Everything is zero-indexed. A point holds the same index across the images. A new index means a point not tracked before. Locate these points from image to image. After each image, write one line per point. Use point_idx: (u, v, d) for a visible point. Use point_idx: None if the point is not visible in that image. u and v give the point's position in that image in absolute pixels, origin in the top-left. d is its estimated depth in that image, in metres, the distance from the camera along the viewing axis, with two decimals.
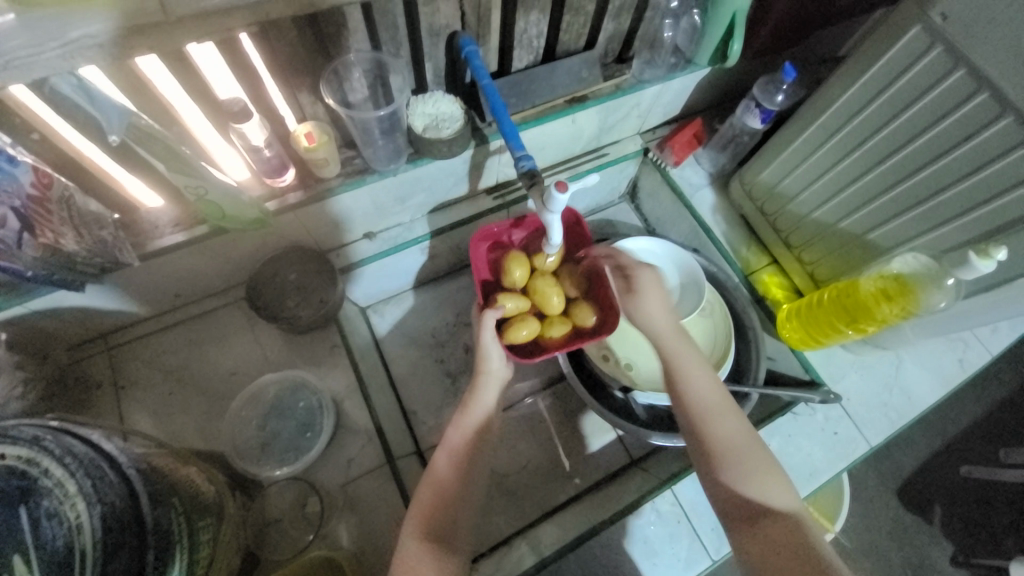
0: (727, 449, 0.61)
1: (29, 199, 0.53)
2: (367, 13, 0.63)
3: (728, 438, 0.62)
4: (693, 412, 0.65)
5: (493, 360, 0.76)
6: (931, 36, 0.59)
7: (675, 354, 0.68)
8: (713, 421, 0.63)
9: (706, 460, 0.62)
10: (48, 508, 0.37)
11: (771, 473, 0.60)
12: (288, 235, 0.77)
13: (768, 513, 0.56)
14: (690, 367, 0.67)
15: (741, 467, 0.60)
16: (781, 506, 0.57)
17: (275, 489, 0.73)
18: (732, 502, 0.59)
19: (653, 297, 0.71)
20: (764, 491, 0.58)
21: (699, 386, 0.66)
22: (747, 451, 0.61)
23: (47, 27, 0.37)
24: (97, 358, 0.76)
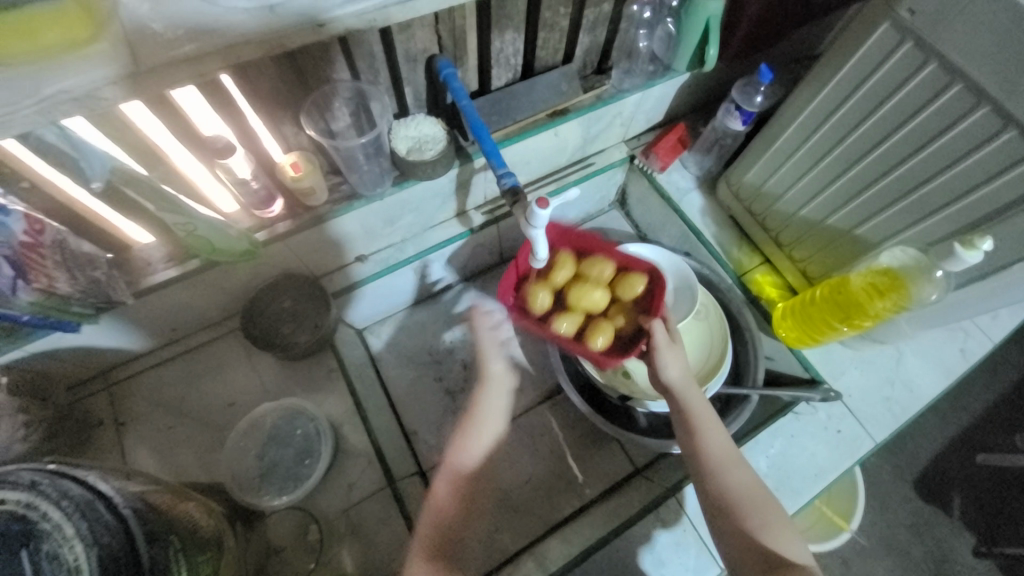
0: (744, 501, 0.63)
1: (21, 247, 0.55)
2: (344, 45, 0.64)
3: (743, 489, 0.64)
4: (710, 462, 0.65)
5: (494, 364, 0.83)
6: (900, 32, 0.60)
7: (695, 405, 0.68)
8: (731, 471, 0.65)
9: (723, 511, 0.63)
10: (48, 551, 0.38)
11: (780, 520, 0.62)
12: (279, 263, 0.78)
13: (789, 564, 0.57)
14: (709, 418, 0.68)
15: (759, 519, 0.61)
16: (794, 557, 0.59)
17: (274, 518, 0.72)
18: (747, 552, 0.59)
19: (676, 352, 0.70)
20: (780, 542, 0.60)
21: (716, 439, 0.66)
22: (761, 502, 0.63)
23: (22, 85, 0.38)
24: (98, 395, 0.77)
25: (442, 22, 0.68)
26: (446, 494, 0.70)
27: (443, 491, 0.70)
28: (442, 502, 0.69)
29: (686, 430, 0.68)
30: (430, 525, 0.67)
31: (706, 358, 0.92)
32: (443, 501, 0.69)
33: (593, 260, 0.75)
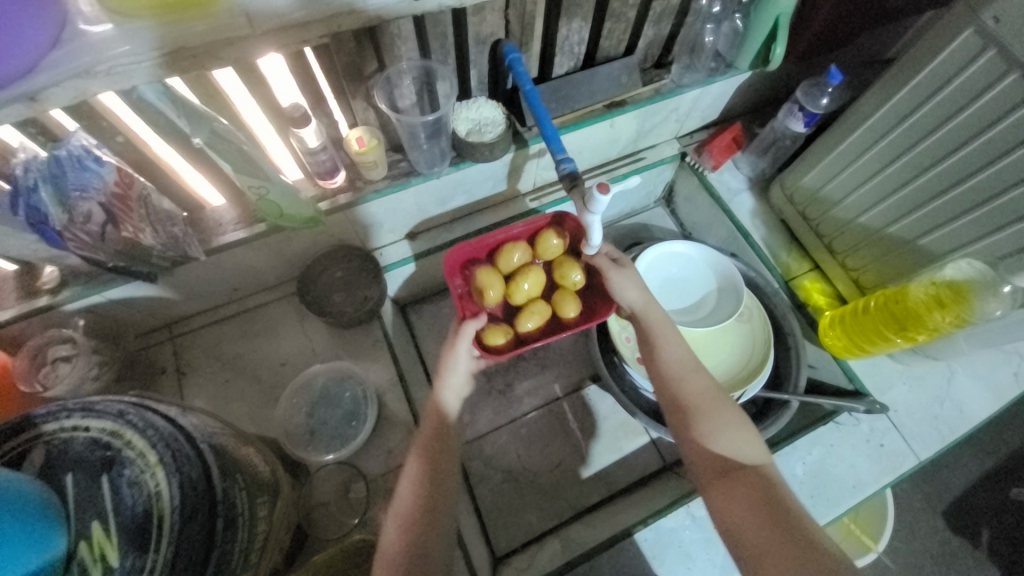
0: (697, 405, 0.65)
1: (114, 197, 0.58)
2: (418, 24, 0.66)
3: (699, 396, 0.65)
4: (666, 377, 0.68)
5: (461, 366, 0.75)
6: (984, 39, 0.58)
7: (653, 325, 0.72)
8: (687, 382, 0.67)
9: (679, 416, 0.65)
10: (130, 476, 0.42)
11: (734, 422, 0.63)
12: (337, 233, 0.81)
13: (741, 467, 0.59)
14: (665, 336, 0.71)
15: (711, 421, 0.63)
16: (747, 459, 0.60)
17: (322, 473, 0.77)
18: (701, 456, 0.62)
19: (629, 275, 0.74)
20: (736, 447, 0.61)
21: (672, 352, 0.69)
22: (718, 409, 0.64)
23: (143, 36, 0.41)
24: (163, 345, 0.82)
25: (513, 6, 0.70)
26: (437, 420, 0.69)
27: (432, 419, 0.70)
28: (434, 424, 0.69)
29: (647, 350, 0.72)
30: (418, 459, 0.66)
31: (745, 361, 0.91)
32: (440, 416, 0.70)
33: (506, 254, 0.81)
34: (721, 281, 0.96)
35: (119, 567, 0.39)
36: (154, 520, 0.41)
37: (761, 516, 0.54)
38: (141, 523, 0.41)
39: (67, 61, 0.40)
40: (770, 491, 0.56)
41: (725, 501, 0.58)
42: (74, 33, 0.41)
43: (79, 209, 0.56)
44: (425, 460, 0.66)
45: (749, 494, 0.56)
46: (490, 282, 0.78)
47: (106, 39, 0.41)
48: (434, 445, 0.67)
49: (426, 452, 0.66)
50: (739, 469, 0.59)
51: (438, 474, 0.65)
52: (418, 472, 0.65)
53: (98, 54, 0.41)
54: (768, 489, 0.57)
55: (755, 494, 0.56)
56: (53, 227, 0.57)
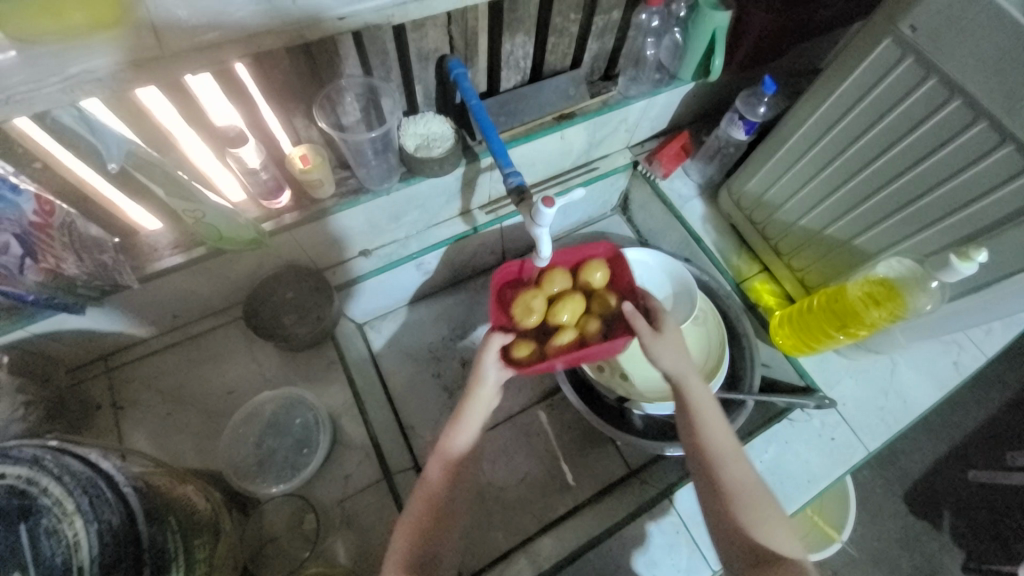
0: (738, 496, 0.62)
1: (31, 226, 0.55)
2: (358, 40, 0.65)
3: (740, 485, 0.63)
4: (706, 457, 0.65)
5: (487, 383, 0.70)
6: (902, 48, 0.61)
7: (695, 397, 0.67)
8: (727, 466, 0.64)
9: (719, 508, 0.63)
10: (46, 526, 0.38)
11: (773, 517, 0.62)
12: (285, 254, 0.79)
13: (778, 560, 0.57)
14: (706, 409, 0.67)
15: (751, 517, 0.61)
16: (784, 552, 0.59)
17: (271, 506, 0.73)
18: (738, 550, 0.60)
19: (671, 341, 0.68)
20: (772, 538, 0.60)
21: (714, 434, 0.66)
22: (756, 498, 0.62)
23: (49, 64, 0.40)
24: (97, 379, 0.77)
25: (455, 22, 0.70)
26: (434, 484, 0.66)
27: (432, 480, 0.66)
28: (428, 492, 0.65)
29: (684, 423, 0.67)
30: (423, 496, 0.65)
31: (703, 364, 0.92)
32: (434, 487, 0.66)
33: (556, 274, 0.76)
34: (676, 287, 0.98)
35: None
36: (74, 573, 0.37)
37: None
38: None
39: None
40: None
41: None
42: None
43: None
44: (414, 534, 0.62)
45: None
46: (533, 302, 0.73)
47: (7, 67, 0.39)
48: (422, 521, 0.63)
49: (415, 526, 0.63)
50: (780, 563, 0.57)
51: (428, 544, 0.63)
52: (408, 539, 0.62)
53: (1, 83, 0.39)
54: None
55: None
56: None
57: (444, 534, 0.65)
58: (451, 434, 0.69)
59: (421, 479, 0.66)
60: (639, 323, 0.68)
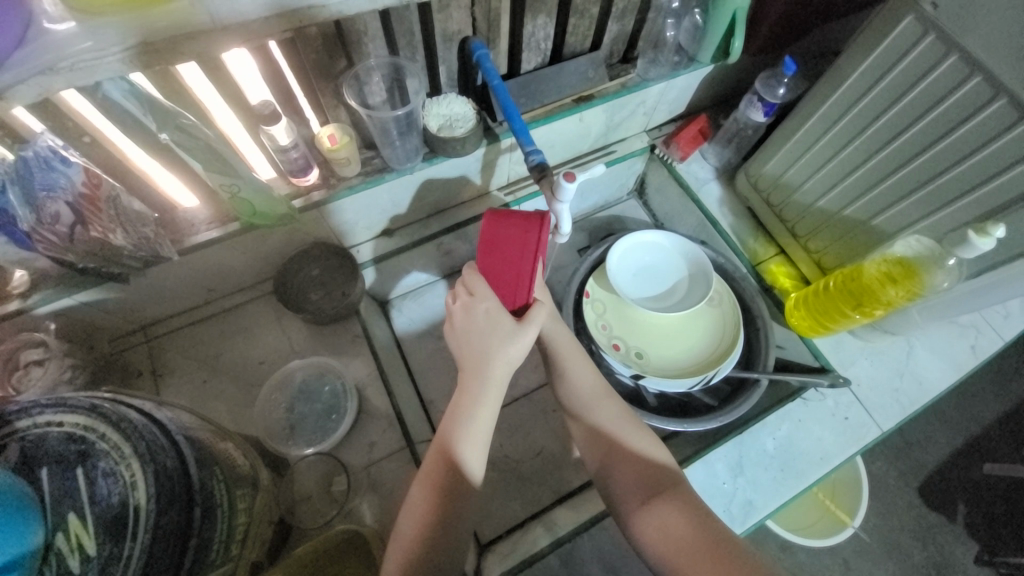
0: (613, 431, 0.71)
1: (81, 197, 0.58)
2: (386, 21, 0.68)
3: (610, 422, 0.72)
4: (579, 402, 0.74)
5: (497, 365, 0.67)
6: (924, 25, 0.61)
7: (563, 350, 0.77)
8: (597, 408, 0.73)
9: (601, 446, 0.71)
10: (104, 468, 0.43)
11: (645, 439, 0.71)
12: (312, 231, 0.82)
13: (661, 486, 0.65)
14: (571, 358, 0.76)
15: (627, 446, 0.69)
16: (667, 474, 0.67)
17: (303, 466, 0.77)
18: (627, 483, 0.67)
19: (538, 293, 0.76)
20: (651, 461, 0.68)
21: (584, 378, 0.75)
22: (628, 428, 0.71)
23: (109, 33, 0.43)
24: (138, 348, 0.82)
25: (478, 4, 0.72)
26: (437, 471, 0.63)
27: (433, 467, 0.63)
28: (434, 478, 0.63)
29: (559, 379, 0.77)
30: (427, 472, 0.63)
31: (718, 343, 0.94)
32: (459, 455, 0.63)
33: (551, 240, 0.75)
34: (692, 269, 0.98)
35: (96, 556, 0.39)
36: (131, 509, 0.41)
37: (701, 536, 0.58)
38: (116, 514, 0.41)
39: (30, 59, 0.42)
40: (693, 505, 0.62)
41: (651, 518, 0.62)
42: (38, 31, 0.42)
43: (46, 209, 0.57)
44: (433, 495, 0.62)
45: (674, 510, 0.62)
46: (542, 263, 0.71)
47: (69, 38, 0.43)
48: (445, 483, 0.62)
49: (434, 480, 0.63)
50: (664, 490, 0.65)
51: (451, 505, 0.62)
52: (426, 502, 0.62)
53: (59, 51, 0.42)
54: (691, 501, 0.63)
55: (681, 505, 0.62)
56: (22, 228, 0.58)
57: (465, 502, 0.63)
58: (480, 402, 0.66)
59: (445, 443, 0.64)
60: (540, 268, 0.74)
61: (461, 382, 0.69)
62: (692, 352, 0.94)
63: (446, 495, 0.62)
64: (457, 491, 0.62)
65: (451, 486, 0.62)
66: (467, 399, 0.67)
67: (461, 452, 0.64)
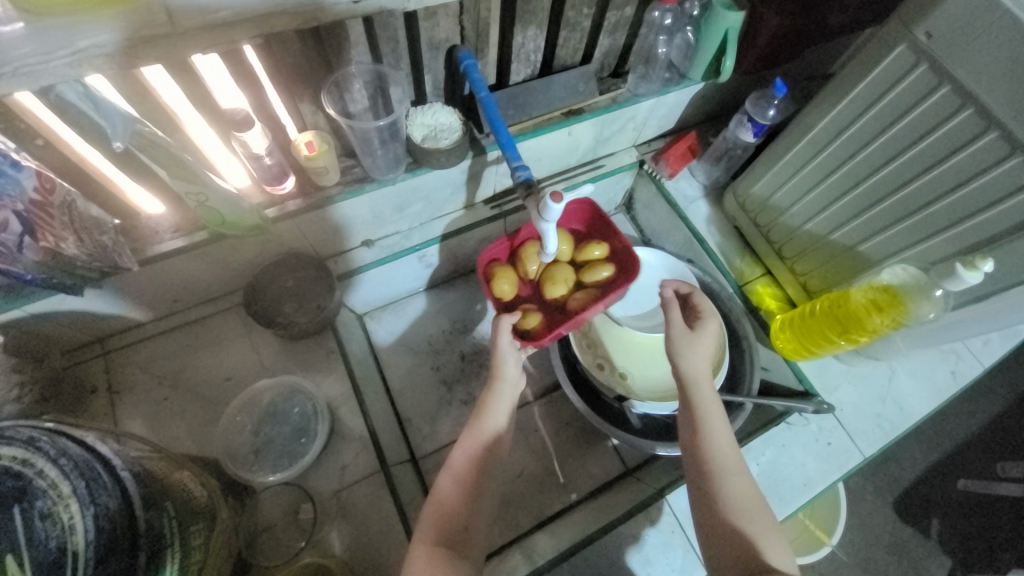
0: (742, 506, 0.61)
1: (32, 204, 0.53)
2: (369, 27, 0.64)
3: (742, 496, 0.62)
4: (716, 458, 0.64)
5: (510, 366, 0.75)
6: (916, 54, 0.61)
7: (701, 401, 0.68)
8: (733, 474, 0.63)
9: (718, 515, 0.61)
10: (42, 508, 0.38)
11: (773, 532, 0.60)
12: (287, 241, 0.78)
13: (778, 572, 0.55)
14: (719, 414, 0.67)
15: (753, 529, 0.59)
16: (783, 566, 0.56)
17: (268, 495, 0.73)
18: (732, 556, 0.57)
19: (699, 342, 0.72)
20: (772, 551, 0.57)
21: (725, 439, 0.66)
22: (758, 510, 0.61)
23: (56, 37, 0.39)
24: (93, 362, 0.76)
25: (467, 12, 0.69)
26: (448, 501, 0.65)
27: (440, 497, 0.65)
28: (442, 509, 0.64)
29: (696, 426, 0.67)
30: (432, 519, 0.63)
31: None
32: (446, 501, 0.65)
33: (529, 253, 0.83)
34: None
35: None
36: (70, 557, 0.37)
37: None
38: (53, 563, 0.36)
39: None
40: None
41: None
42: None
43: None
44: (437, 534, 0.61)
45: None
46: (508, 286, 0.83)
47: (14, 40, 0.38)
48: (450, 526, 0.62)
49: (444, 518, 0.63)
50: (781, 573, 0.54)
51: (458, 548, 0.61)
52: (429, 542, 0.60)
53: (3, 53, 0.38)
54: None
55: None
56: None
57: (471, 539, 0.63)
58: (459, 448, 0.70)
59: (432, 494, 0.66)
60: (673, 315, 0.73)
61: (483, 391, 0.75)
62: None
63: (444, 538, 0.61)
64: (454, 538, 0.62)
65: (461, 520, 0.64)
66: (478, 432, 0.71)
67: (449, 481, 0.67)
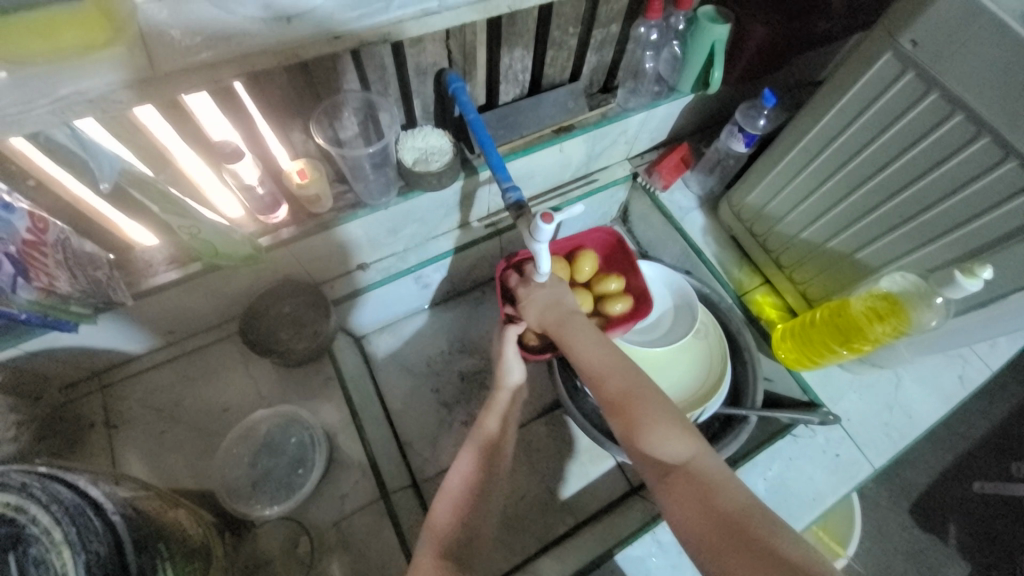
0: (625, 407, 0.62)
1: (24, 244, 0.53)
2: (356, 56, 0.65)
3: (621, 397, 0.63)
4: (589, 381, 0.66)
5: (513, 375, 0.76)
6: (902, 62, 0.61)
7: (564, 330, 0.71)
8: (608, 383, 0.65)
9: (612, 425, 0.63)
10: (36, 555, 0.37)
11: (661, 417, 0.60)
12: (282, 268, 0.78)
13: (675, 465, 0.57)
14: (578, 338, 0.69)
15: (638, 423, 0.60)
16: (678, 455, 0.57)
17: (266, 529, 0.72)
18: (642, 462, 0.60)
19: (530, 294, 0.75)
20: (665, 440, 0.59)
21: (590, 354, 0.67)
22: (637, 403, 0.62)
23: (36, 86, 0.40)
24: (91, 396, 0.76)
25: (453, 37, 0.70)
26: (443, 524, 0.63)
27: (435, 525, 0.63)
28: (438, 532, 0.62)
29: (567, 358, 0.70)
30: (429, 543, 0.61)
31: (703, 379, 0.91)
32: (443, 526, 0.63)
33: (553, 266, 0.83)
34: (676, 300, 0.96)
35: None
36: None
37: (710, 523, 0.51)
38: None
39: None
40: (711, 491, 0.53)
41: (672, 502, 0.55)
42: None
43: None
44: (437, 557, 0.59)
45: (693, 495, 0.53)
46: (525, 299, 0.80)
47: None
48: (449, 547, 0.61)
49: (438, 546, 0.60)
50: (675, 470, 0.56)
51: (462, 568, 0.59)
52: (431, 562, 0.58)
53: None
54: (709, 486, 0.54)
55: (699, 492, 0.53)
56: None
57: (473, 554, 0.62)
58: (451, 474, 0.68)
59: (427, 522, 0.64)
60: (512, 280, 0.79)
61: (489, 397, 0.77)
62: (680, 386, 0.91)
63: (447, 560, 0.59)
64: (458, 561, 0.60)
65: (458, 541, 0.62)
66: (473, 446, 0.71)
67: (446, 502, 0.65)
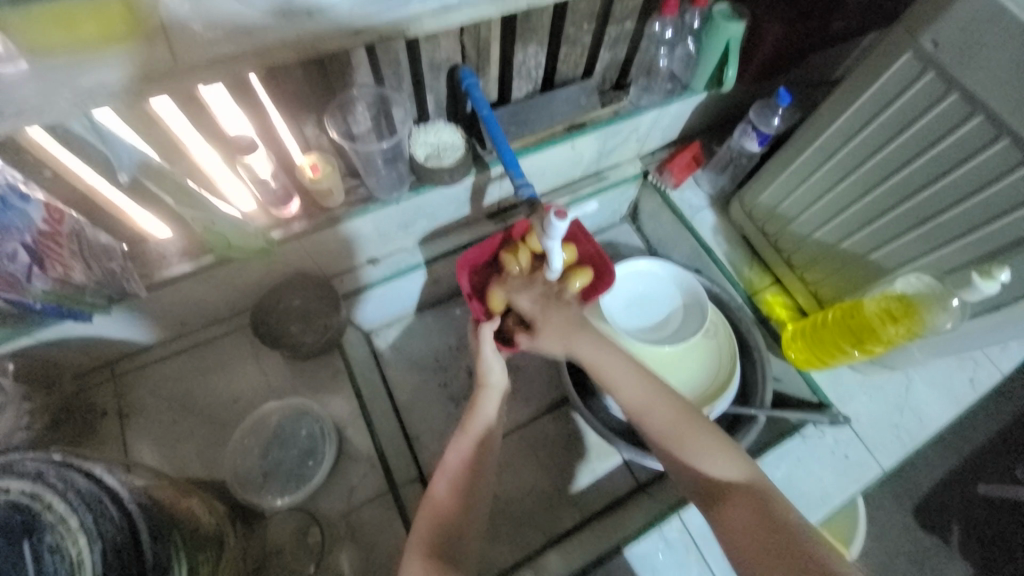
0: (672, 433, 0.63)
1: (41, 235, 0.55)
2: (370, 50, 0.65)
3: (667, 424, 0.64)
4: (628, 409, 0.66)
5: (494, 371, 0.74)
6: (922, 62, 0.60)
7: (590, 357, 0.69)
8: (648, 409, 0.65)
9: (659, 450, 0.64)
10: (50, 542, 0.37)
11: (709, 442, 0.62)
12: (292, 262, 0.78)
13: (729, 486, 0.58)
14: (608, 363, 0.68)
15: (689, 448, 0.62)
16: (729, 477, 0.59)
17: (276, 519, 0.73)
18: (694, 484, 0.61)
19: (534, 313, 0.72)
20: (715, 464, 0.60)
21: (624, 383, 0.67)
22: (685, 429, 0.63)
23: (58, 78, 0.41)
24: (103, 385, 0.77)
25: (467, 32, 0.69)
26: (441, 503, 0.64)
27: (434, 501, 0.64)
28: (434, 511, 0.63)
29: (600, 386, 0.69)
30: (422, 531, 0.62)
31: (712, 379, 0.91)
32: (442, 503, 0.64)
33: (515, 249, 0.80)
34: (686, 298, 0.96)
35: None
36: None
37: (768, 536, 0.53)
38: None
39: None
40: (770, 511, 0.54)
41: (726, 523, 0.56)
42: None
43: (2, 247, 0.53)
44: (427, 545, 0.60)
45: (745, 515, 0.55)
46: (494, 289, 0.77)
47: (16, 80, 0.40)
48: (438, 535, 0.61)
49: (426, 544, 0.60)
50: (727, 493, 0.58)
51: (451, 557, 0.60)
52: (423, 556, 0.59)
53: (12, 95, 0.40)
54: (766, 505, 0.55)
55: (755, 512, 0.55)
56: None
57: (463, 542, 0.62)
58: (450, 451, 0.69)
59: (427, 496, 0.65)
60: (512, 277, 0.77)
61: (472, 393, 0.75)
62: (688, 385, 0.90)
63: (435, 560, 0.59)
64: (449, 547, 0.61)
65: (456, 526, 0.63)
66: (468, 433, 0.71)
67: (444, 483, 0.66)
